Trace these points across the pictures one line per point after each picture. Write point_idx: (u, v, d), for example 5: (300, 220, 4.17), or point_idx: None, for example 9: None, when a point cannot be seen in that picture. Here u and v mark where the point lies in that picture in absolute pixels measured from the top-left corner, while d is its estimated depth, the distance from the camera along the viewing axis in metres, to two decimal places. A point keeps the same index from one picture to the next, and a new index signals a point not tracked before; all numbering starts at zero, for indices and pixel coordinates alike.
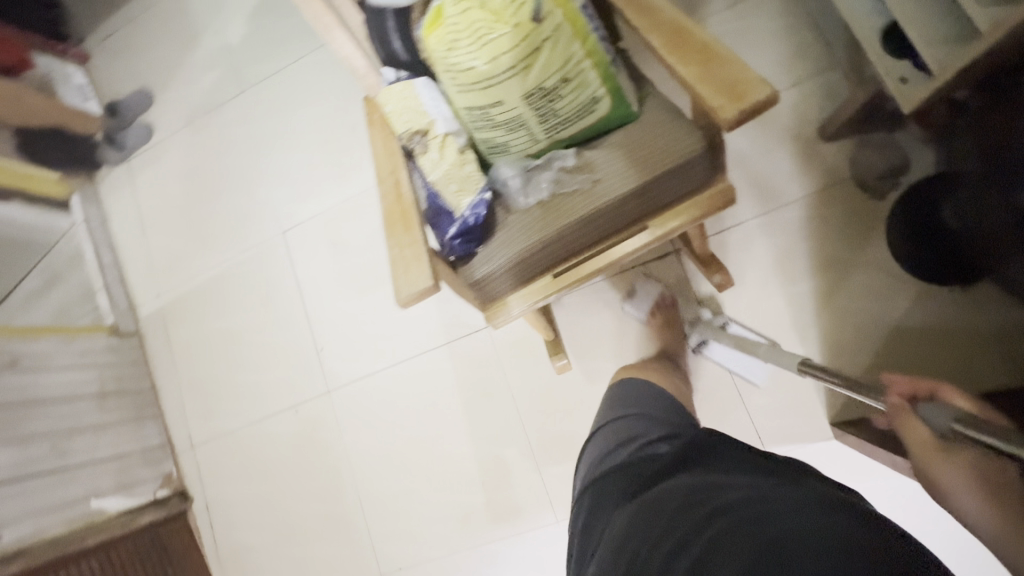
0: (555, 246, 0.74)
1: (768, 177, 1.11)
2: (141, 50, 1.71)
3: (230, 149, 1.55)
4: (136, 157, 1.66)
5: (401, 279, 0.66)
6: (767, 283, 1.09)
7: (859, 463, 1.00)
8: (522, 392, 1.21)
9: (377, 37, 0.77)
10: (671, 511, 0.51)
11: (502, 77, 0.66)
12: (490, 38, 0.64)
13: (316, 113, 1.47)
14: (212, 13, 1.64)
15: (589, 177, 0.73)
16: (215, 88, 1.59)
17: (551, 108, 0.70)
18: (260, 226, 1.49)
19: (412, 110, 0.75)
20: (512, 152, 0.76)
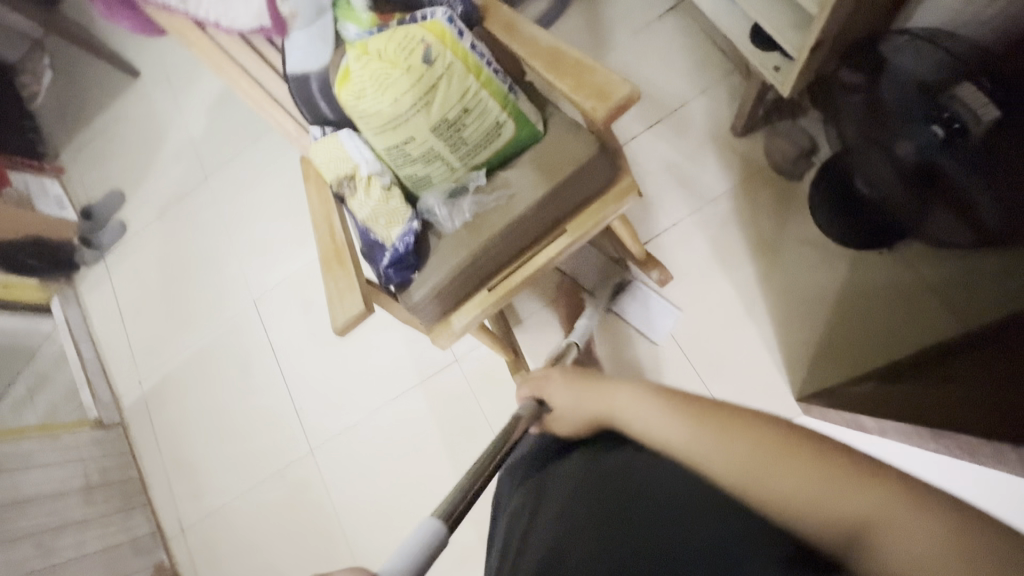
0: (483, 260, 0.80)
1: (694, 177, 1.18)
2: (111, 156, 1.82)
3: (199, 231, 1.63)
4: (111, 253, 1.74)
5: (337, 310, 0.71)
6: (711, 274, 1.13)
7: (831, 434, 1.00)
8: (499, 418, 1.22)
9: (301, 100, 0.83)
10: (584, 515, 0.42)
11: (408, 115, 0.73)
12: (390, 83, 0.72)
13: (275, 186, 1.57)
14: (174, 113, 1.77)
15: (505, 193, 0.79)
16: (181, 179, 1.70)
17: (460, 136, 0.77)
18: (232, 299, 1.54)
19: (338, 158, 0.82)
20: (435, 182, 0.83)
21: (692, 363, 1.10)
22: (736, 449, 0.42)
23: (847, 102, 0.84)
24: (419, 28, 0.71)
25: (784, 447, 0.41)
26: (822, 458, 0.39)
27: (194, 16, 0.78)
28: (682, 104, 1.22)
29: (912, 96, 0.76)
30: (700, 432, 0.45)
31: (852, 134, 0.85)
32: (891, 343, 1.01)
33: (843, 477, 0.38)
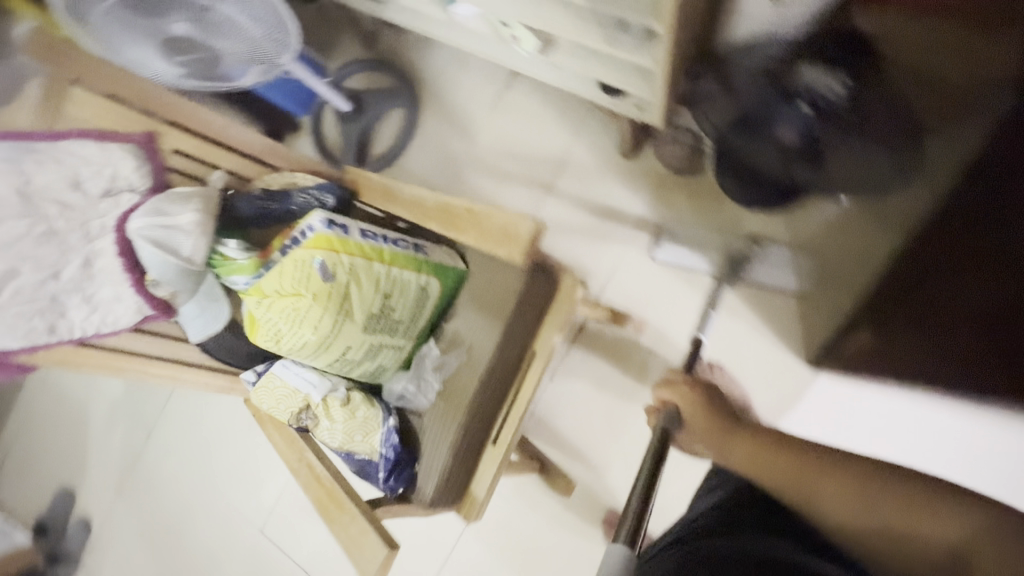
0: (474, 419, 0.75)
1: (611, 210, 1.20)
2: (36, 457, 1.63)
3: (168, 488, 1.49)
4: (85, 557, 1.54)
5: (362, 561, 0.64)
6: (670, 289, 1.16)
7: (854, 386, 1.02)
8: (556, 520, 1.14)
9: (222, 352, 0.81)
10: None
11: (336, 332, 0.70)
12: (301, 314, 0.68)
13: (227, 404, 1.46)
14: (84, 383, 1.61)
15: (462, 349, 0.76)
16: (127, 445, 1.55)
17: (392, 319, 0.74)
18: (234, 539, 1.40)
19: (283, 398, 0.76)
20: (390, 367, 0.79)
21: None
22: (830, 491, 0.45)
23: (703, 89, 0.85)
24: (304, 250, 0.68)
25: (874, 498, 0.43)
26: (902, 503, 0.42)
27: (73, 338, 0.72)
28: (568, 152, 1.24)
29: (766, 90, 0.77)
30: (784, 481, 0.48)
31: (735, 141, 0.86)
32: None
33: (920, 520, 0.41)
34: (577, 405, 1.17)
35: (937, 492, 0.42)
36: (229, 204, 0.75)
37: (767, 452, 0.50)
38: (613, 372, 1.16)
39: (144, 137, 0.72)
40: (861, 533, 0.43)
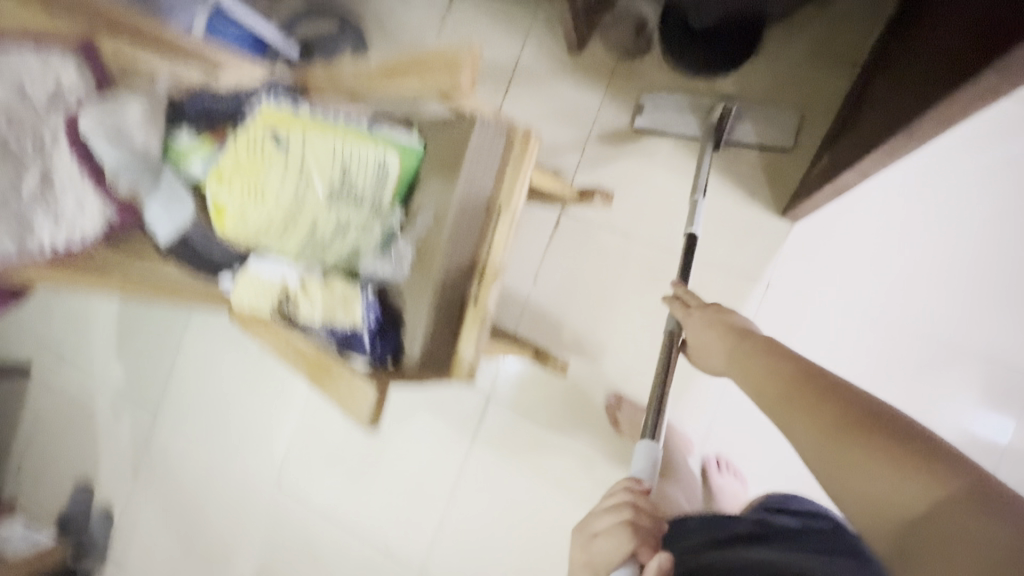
0: (450, 279, 0.77)
1: (569, 107, 1.21)
2: (53, 458, 1.65)
3: (179, 464, 1.49)
4: (114, 544, 1.56)
5: (354, 405, 0.68)
6: (635, 172, 1.17)
7: (831, 225, 1.04)
8: (561, 410, 1.20)
9: (199, 266, 0.80)
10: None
11: (298, 203, 0.72)
12: (260, 187, 0.70)
13: (225, 370, 1.46)
14: (81, 379, 1.61)
15: (427, 214, 0.78)
16: (134, 430, 1.55)
17: (354, 193, 0.75)
18: (253, 499, 1.41)
19: (263, 291, 0.77)
20: (364, 249, 0.79)
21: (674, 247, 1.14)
22: (811, 431, 0.54)
23: None
24: (255, 125, 0.70)
25: (858, 441, 0.50)
26: (896, 460, 0.48)
27: (44, 255, 0.73)
28: (519, 58, 1.24)
29: None
30: (807, 418, 0.55)
31: None
32: (818, 120, 1.07)
33: (905, 481, 0.47)
34: (564, 300, 1.20)
35: (931, 468, 0.47)
36: (175, 104, 0.75)
37: (787, 393, 0.57)
38: (594, 262, 1.19)
39: (84, 44, 0.75)
40: (852, 485, 0.50)
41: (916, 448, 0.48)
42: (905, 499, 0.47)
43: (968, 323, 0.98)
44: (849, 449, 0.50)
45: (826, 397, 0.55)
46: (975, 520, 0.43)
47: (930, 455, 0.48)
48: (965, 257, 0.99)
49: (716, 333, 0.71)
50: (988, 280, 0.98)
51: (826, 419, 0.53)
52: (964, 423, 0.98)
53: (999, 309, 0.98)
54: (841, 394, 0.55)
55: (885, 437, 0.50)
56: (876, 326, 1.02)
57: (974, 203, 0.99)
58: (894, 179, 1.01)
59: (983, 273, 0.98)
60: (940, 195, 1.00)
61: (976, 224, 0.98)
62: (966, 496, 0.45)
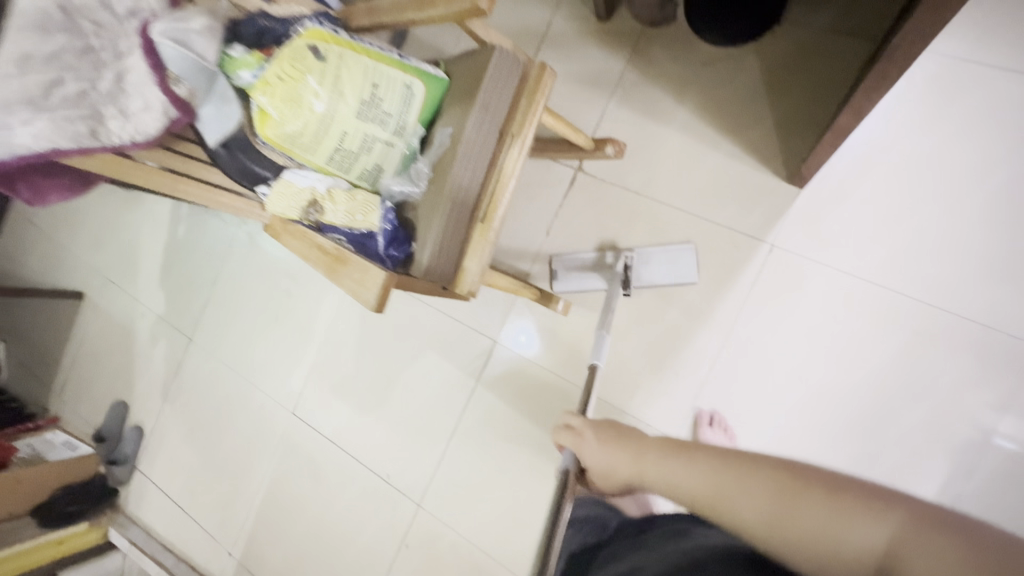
0: (461, 197, 0.83)
1: (592, 72, 1.26)
2: (95, 376, 1.79)
3: (206, 390, 1.61)
4: (141, 459, 1.69)
5: (364, 292, 0.73)
6: (651, 136, 1.21)
7: (838, 193, 1.06)
8: (561, 361, 1.25)
9: (239, 174, 0.92)
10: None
11: (332, 113, 0.79)
12: (300, 95, 0.78)
13: (253, 306, 1.57)
14: (126, 306, 1.76)
15: (445, 135, 0.84)
16: (168, 356, 1.68)
17: (382, 111, 0.82)
18: (270, 425, 1.51)
19: (295, 197, 0.86)
20: (387, 168, 0.87)
21: (684, 209, 1.17)
22: (750, 499, 0.48)
23: None
24: (299, 40, 0.78)
25: (798, 496, 0.46)
26: (832, 504, 0.44)
27: (110, 146, 0.84)
28: (547, 25, 1.30)
29: None
30: (738, 492, 0.49)
31: None
32: (831, 88, 1.09)
33: (853, 520, 0.42)
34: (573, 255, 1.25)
35: (856, 498, 0.43)
36: (235, 24, 0.85)
37: (716, 471, 0.51)
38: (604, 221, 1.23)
39: None
40: (804, 552, 0.44)
41: (859, 490, 0.44)
42: (868, 544, 0.41)
43: (968, 295, 0.98)
44: (799, 517, 0.44)
45: (747, 463, 0.50)
46: (932, 540, 0.38)
47: (872, 496, 0.43)
48: (935, 209, 1.00)
49: (612, 446, 0.62)
50: (964, 237, 0.99)
51: (752, 481, 0.49)
52: (924, 373, 1.00)
53: (966, 262, 0.99)
54: (755, 457, 0.51)
55: (804, 482, 0.46)
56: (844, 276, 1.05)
57: (947, 157, 1.00)
58: (869, 132, 1.03)
59: (953, 226, 0.99)
60: (914, 148, 1.02)
61: (955, 182, 0.99)
62: (911, 518, 0.40)
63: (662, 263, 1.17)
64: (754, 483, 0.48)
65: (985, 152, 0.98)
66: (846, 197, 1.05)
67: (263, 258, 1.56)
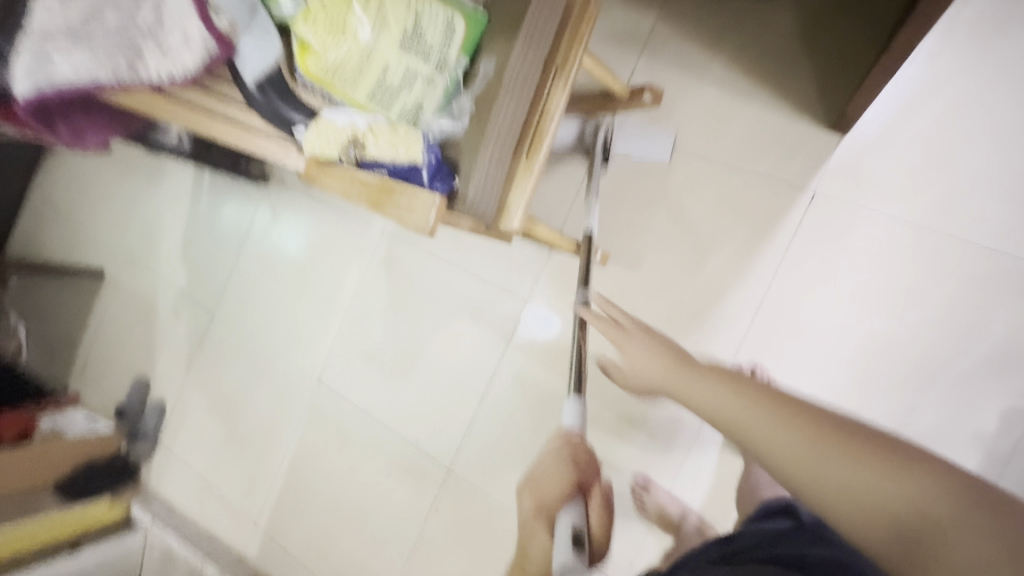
0: (504, 130, 0.81)
1: (622, 24, 1.23)
2: (116, 353, 1.78)
3: (228, 362, 1.59)
4: (163, 435, 1.68)
5: (414, 217, 0.72)
6: (685, 86, 1.17)
7: (881, 138, 1.03)
8: None
9: (275, 119, 0.88)
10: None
11: (374, 43, 0.77)
12: (342, 24, 0.76)
13: (276, 276, 1.55)
14: (147, 282, 1.75)
15: (487, 69, 0.83)
16: (189, 330, 1.66)
17: (424, 44, 0.79)
18: (294, 395, 1.49)
19: (333, 135, 0.83)
20: (427, 106, 0.84)
21: (721, 160, 1.13)
22: (792, 442, 0.40)
23: None
24: None
25: (850, 450, 0.39)
26: (880, 463, 0.38)
27: (150, 83, 0.82)
28: None
29: None
30: (785, 433, 0.41)
31: None
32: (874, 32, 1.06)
33: (893, 480, 0.38)
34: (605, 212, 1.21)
35: (910, 458, 0.38)
36: None
37: (765, 406, 0.43)
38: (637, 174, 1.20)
39: None
40: (834, 499, 0.39)
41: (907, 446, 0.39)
42: (910, 510, 0.37)
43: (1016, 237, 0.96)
44: (844, 468, 0.39)
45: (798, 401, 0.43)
46: (979, 518, 0.35)
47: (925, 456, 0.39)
48: (989, 151, 0.97)
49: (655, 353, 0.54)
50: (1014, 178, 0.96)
51: (802, 423, 0.41)
52: (972, 318, 0.98)
53: (1020, 203, 0.96)
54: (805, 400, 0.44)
55: (853, 432, 0.40)
56: (886, 221, 1.03)
57: (1006, 97, 0.96)
58: (914, 73, 1.00)
59: (1008, 166, 0.97)
60: (960, 87, 0.99)
61: (1005, 123, 0.97)
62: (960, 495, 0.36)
63: (699, 215, 1.14)
64: (803, 429, 0.41)
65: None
66: (893, 143, 1.02)
67: (286, 229, 1.55)
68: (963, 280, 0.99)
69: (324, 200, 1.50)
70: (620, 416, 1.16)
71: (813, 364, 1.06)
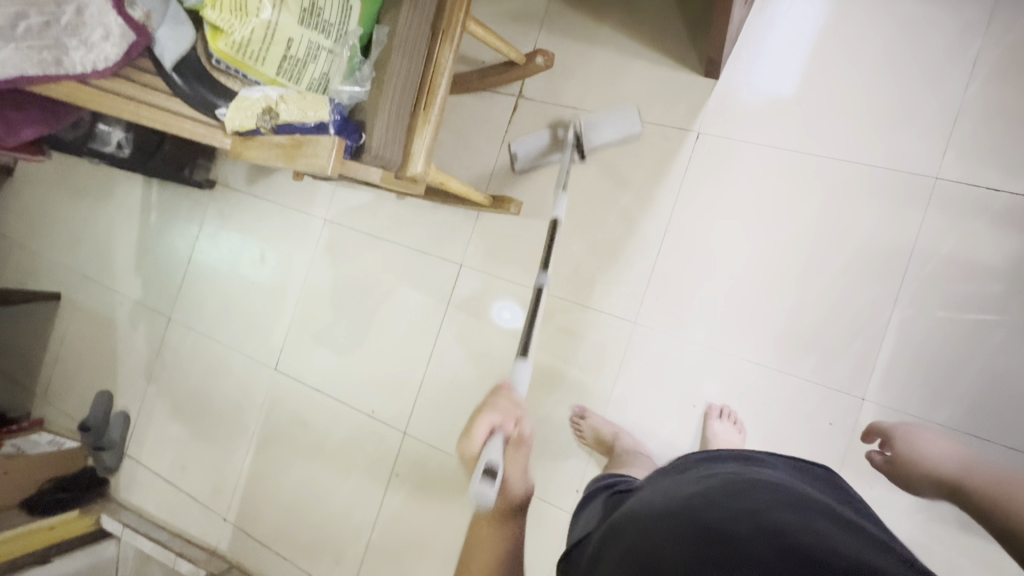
0: (403, 87, 0.93)
1: (521, 8, 1.37)
2: (77, 372, 1.80)
3: (188, 363, 1.64)
4: (129, 445, 1.69)
5: (320, 157, 0.81)
6: (580, 54, 1.31)
7: (746, 77, 1.18)
8: (523, 272, 1.30)
9: (201, 106, 1.00)
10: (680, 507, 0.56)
11: (276, 19, 0.87)
12: (244, 4, 0.85)
13: (228, 274, 1.62)
14: (105, 298, 1.79)
15: (383, 36, 0.94)
16: (149, 339, 1.71)
17: (322, 20, 0.91)
18: (254, 385, 1.54)
19: (250, 108, 0.93)
20: (333, 75, 0.97)
21: (617, 114, 1.26)
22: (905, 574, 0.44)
23: None
24: None
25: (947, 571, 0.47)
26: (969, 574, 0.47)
27: (76, 75, 0.87)
28: None
29: None
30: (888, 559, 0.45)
31: None
32: None
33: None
34: (524, 172, 1.33)
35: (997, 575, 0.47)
36: None
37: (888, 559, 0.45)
38: (548, 137, 1.32)
39: None
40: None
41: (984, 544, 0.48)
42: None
43: (872, 145, 1.09)
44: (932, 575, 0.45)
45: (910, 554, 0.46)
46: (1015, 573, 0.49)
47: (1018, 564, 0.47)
48: (829, 77, 1.12)
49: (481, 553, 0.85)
50: (860, 95, 1.10)
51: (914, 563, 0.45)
52: (836, 220, 1.09)
53: (858, 117, 1.10)
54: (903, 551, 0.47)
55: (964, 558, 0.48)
56: (762, 147, 1.15)
57: (832, 30, 1.12)
58: (763, 22, 1.16)
59: (843, 85, 1.11)
60: (804, 27, 1.14)
61: (845, 51, 1.11)
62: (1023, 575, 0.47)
63: (604, 165, 1.26)
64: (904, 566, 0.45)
65: (860, 20, 1.11)
66: (756, 81, 1.17)
67: (235, 228, 1.63)
68: (827, 189, 1.11)
69: (268, 196, 1.59)
70: (555, 353, 1.25)
71: (712, 283, 1.16)
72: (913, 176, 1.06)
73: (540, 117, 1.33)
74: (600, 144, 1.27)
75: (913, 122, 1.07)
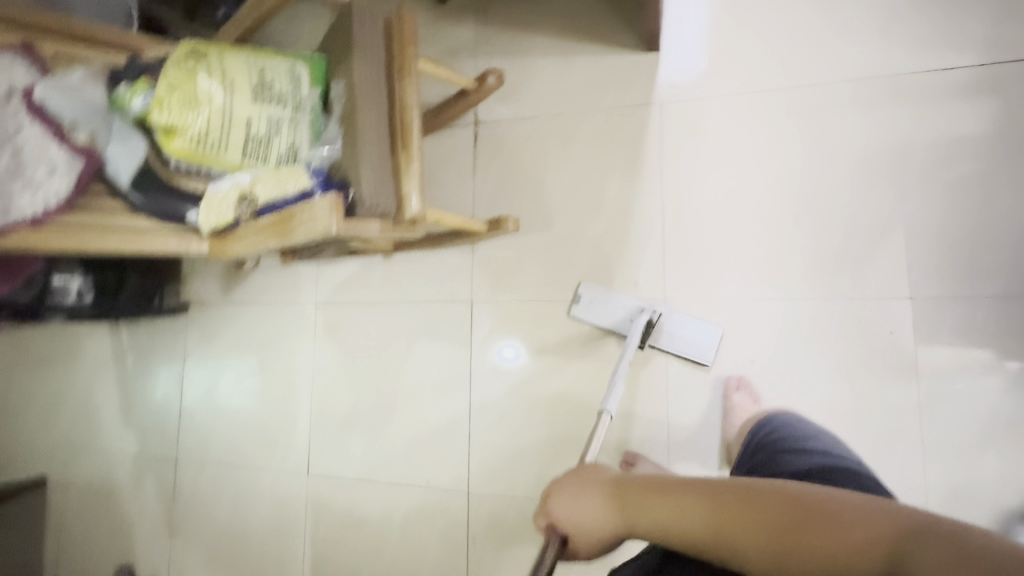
0: (375, 132, 0.90)
1: (450, 44, 1.39)
2: (86, 556, 1.60)
3: (210, 503, 1.48)
4: None
5: (320, 219, 0.76)
6: (522, 68, 1.33)
7: (685, 42, 1.21)
8: (536, 290, 1.26)
9: (164, 214, 0.92)
10: None
11: (229, 102, 0.84)
12: (192, 95, 0.82)
13: (229, 395, 1.50)
14: (98, 466, 1.62)
15: (340, 94, 0.93)
16: (159, 492, 1.55)
17: (276, 92, 0.89)
18: (289, 501, 1.41)
19: (224, 201, 0.89)
20: (300, 144, 0.93)
21: (577, 111, 1.28)
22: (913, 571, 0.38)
23: None
24: (173, 58, 0.84)
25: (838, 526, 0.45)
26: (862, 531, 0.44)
27: (27, 219, 0.78)
28: None
29: None
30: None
31: None
32: None
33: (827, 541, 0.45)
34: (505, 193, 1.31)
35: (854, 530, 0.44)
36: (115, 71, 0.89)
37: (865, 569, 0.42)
38: (518, 153, 1.31)
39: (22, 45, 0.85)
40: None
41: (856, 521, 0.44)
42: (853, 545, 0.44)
43: (822, 66, 1.13)
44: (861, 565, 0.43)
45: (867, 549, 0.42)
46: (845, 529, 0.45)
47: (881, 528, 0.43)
48: (759, 20, 1.17)
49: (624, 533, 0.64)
50: (792, 26, 1.15)
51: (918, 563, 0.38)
52: (819, 143, 1.11)
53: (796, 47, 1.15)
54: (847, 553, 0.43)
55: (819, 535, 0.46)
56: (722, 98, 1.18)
57: None
58: None
59: (774, 22, 1.16)
60: None
61: None
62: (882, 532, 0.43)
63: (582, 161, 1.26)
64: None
65: None
66: (696, 42, 1.21)
67: (222, 345, 1.53)
68: (797, 117, 1.13)
69: (250, 301, 1.51)
70: (597, 358, 1.20)
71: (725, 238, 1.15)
72: (871, 80, 1.10)
73: (503, 137, 1.33)
74: (570, 144, 1.27)
75: (849, 34, 1.12)
